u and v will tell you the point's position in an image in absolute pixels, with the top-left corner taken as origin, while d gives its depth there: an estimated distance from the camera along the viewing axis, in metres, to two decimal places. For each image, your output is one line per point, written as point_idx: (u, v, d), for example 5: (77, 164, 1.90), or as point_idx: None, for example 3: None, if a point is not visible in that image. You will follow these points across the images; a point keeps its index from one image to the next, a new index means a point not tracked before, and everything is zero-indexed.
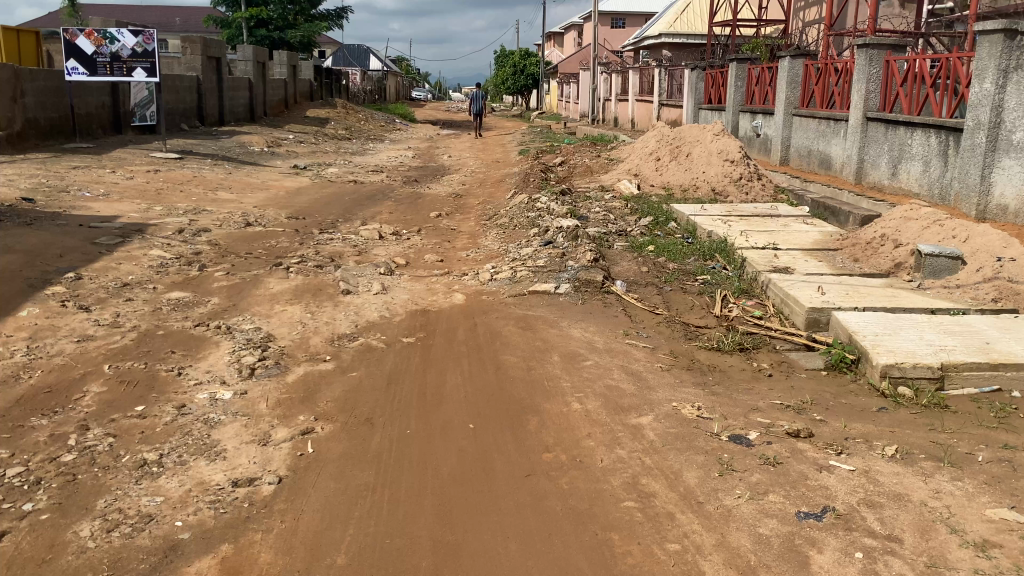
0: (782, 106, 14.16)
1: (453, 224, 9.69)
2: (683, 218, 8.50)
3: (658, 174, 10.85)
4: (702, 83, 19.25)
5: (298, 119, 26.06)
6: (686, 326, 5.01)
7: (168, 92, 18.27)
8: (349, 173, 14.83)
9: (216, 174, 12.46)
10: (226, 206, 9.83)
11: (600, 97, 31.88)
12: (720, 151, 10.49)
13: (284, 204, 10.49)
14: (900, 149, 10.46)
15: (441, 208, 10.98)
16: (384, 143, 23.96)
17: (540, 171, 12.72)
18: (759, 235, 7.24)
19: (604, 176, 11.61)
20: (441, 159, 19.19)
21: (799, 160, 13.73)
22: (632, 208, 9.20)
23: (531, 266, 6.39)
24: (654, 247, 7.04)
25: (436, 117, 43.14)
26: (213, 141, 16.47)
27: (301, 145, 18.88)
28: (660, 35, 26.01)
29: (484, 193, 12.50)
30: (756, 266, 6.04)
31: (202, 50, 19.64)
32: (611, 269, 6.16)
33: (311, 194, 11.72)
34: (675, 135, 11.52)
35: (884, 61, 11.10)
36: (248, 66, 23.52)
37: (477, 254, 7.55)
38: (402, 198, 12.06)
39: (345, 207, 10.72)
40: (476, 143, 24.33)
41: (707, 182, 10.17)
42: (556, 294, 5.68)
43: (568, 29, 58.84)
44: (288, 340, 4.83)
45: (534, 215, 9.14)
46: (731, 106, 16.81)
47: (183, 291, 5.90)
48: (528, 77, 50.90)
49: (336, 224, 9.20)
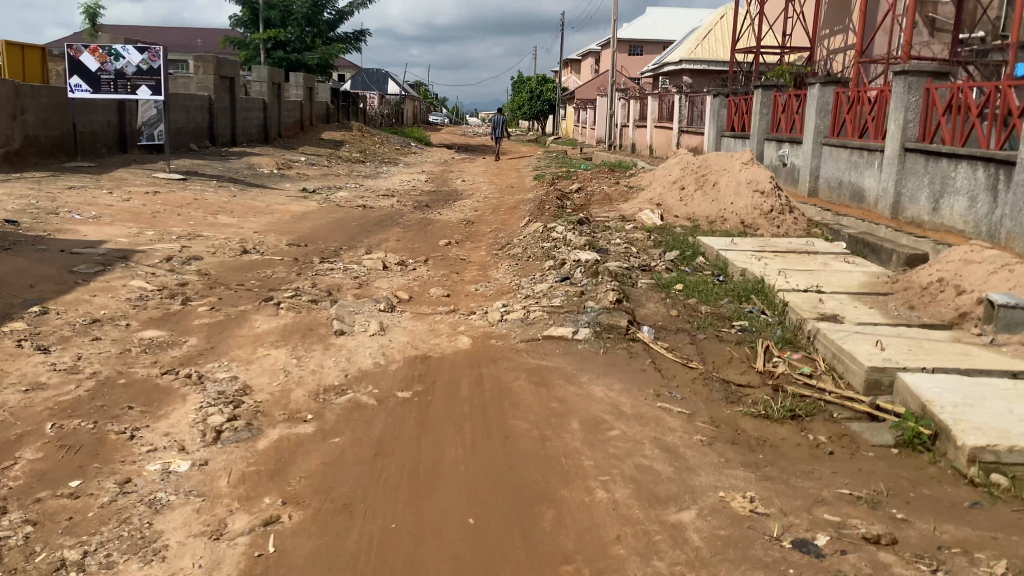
0: (810, 135, 13.51)
1: (463, 254, 9.08)
2: (713, 254, 7.84)
3: (683, 204, 10.20)
4: (725, 109, 18.65)
5: (313, 141, 25.69)
6: (726, 386, 4.33)
7: (178, 111, 17.88)
8: (359, 197, 14.29)
9: (219, 196, 11.95)
10: (224, 231, 9.28)
11: (618, 123, 31.36)
12: (750, 181, 9.86)
13: (287, 229, 9.93)
14: (942, 183, 9.78)
15: (451, 236, 10.39)
16: (397, 167, 23.52)
17: (557, 199, 12.13)
18: (798, 275, 6.58)
19: (625, 204, 10.99)
20: (454, 184, 18.67)
21: (829, 191, 13.06)
22: (655, 241, 8.55)
23: (547, 305, 5.74)
24: (682, 286, 6.40)
25: (452, 141, 42.80)
26: (221, 162, 16.01)
27: (312, 168, 18.41)
28: (682, 61, 25.50)
29: (497, 220, 11.90)
30: (801, 312, 5.37)
31: (214, 69, 19.28)
32: (636, 312, 5.50)
33: (316, 219, 11.17)
34: (701, 163, 10.87)
35: (925, 88, 10.43)
36: (262, 86, 23.16)
37: (488, 289, 6.92)
38: (411, 224, 11.48)
39: (351, 233, 10.14)
40: (492, 168, 23.84)
41: (736, 214, 9.55)
42: (575, 340, 5.02)
43: (586, 54, 58.58)
44: (266, 393, 4.19)
45: (550, 246, 8.51)
46: (755, 135, 16.21)
47: (159, 329, 5.29)
48: (546, 102, 50.61)
49: (338, 253, 8.61)
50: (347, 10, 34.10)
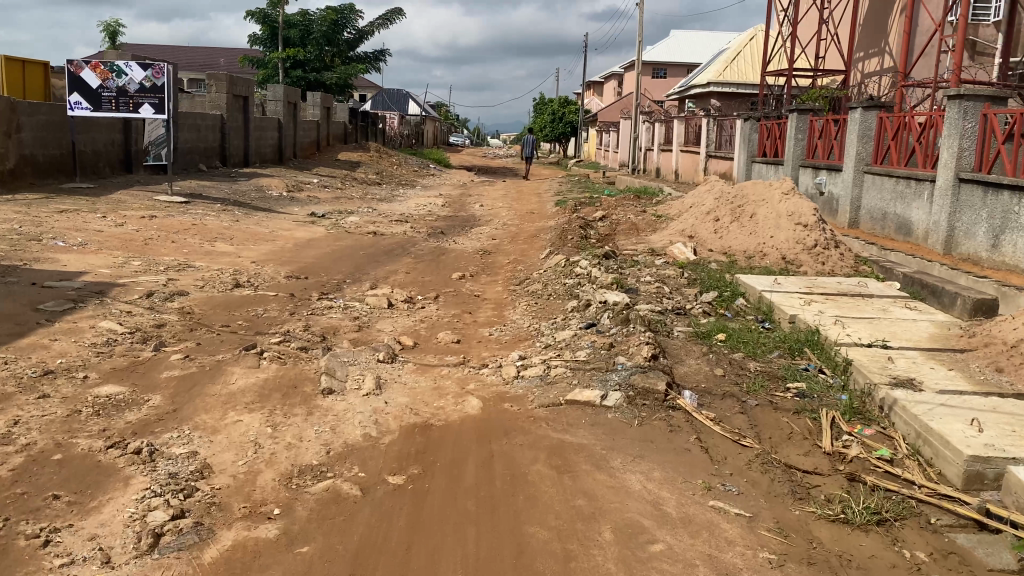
0: (851, 162, 12.74)
1: (477, 289, 8.36)
2: (755, 295, 7.06)
3: (717, 237, 9.42)
4: (756, 134, 17.90)
5: (329, 162, 25.16)
6: (791, 477, 3.54)
7: (188, 131, 17.36)
8: (371, 222, 13.62)
9: (221, 221, 11.31)
10: (219, 262, 8.61)
11: (641, 147, 30.61)
12: (790, 213, 9.09)
13: (288, 259, 9.25)
14: (1004, 217, 8.97)
15: (466, 268, 9.66)
16: (414, 190, 22.90)
17: (580, 229, 11.41)
18: (858, 324, 5.79)
19: (652, 235, 10.23)
20: (472, 208, 17.98)
21: (871, 223, 12.27)
22: (689, 279, 7.79)
23: (571, 360, 4.98)
24: (724, 337, 5.67)
25: (472, 163, 42.26)
26: (230, 184, 15.42)
27: (325, 190, 17.80)
28: (708, 85, 24.76)
29: (516, 250, 11.18)
30: (869, 375, 4.57)
31: (227, 88, 18.81)
32: (675, 370, 4.72)
33: (322, 248, 10.49)
34: (736, 192, 10.10)
35: (982, 114, 9.70)
36: (278, 106, 22.69)
37: (503, 333, 6.17)
38: (424, 253, 10.76)
39: (357, 264, 9.44)
40: (512, 192, 23.17)
41: (776, 249, 8.78)
42: (604, 408, 4.24)
43: (608, 78, 58.18)
44: (228, 477, 3.45)
45: (572, 283, 7.78)
46: (790, 161, 15.45)
47: (119, 384, 4.56)
48: (567, 125, 50.03)
49: (341, 287, 7.90)
50: (367, 31, 33.87)
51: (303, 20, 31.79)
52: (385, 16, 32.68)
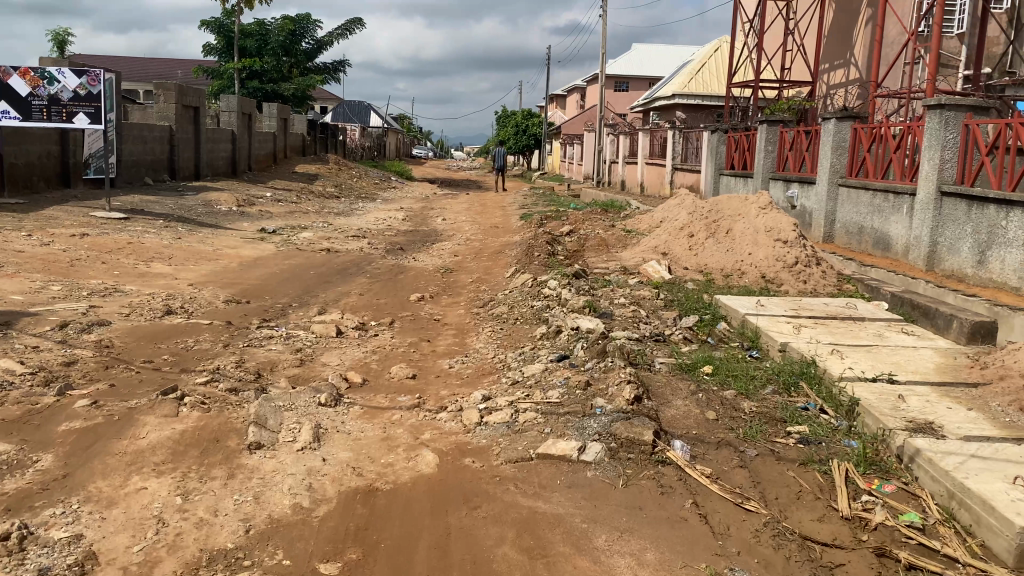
0: (825, 174, 12.32)
1: (436, 313, 7.70)
2: (739, 320, 6.50)
3: (691, 254, 8.87)
4: (723, 146, 17.49)
5: (285, 175, 24.31)
6: (810, 556, 2.95)
7: (133, 143, 16.48)
8: (325, 238, 12.89)
9: (160, 239, 10.52)
10: (152, 285, 7.85)
11: (605, 159, 30.20)
12: (768, 229, 8.58)
13: (230, 281, 8.50)
14: (990, 233, 8.54)
15: (425, 288, 9.00)
16: (374, 203, 22.17)
17: (546, 245, 10.82)
18: (858, 354, 5.23)
19: (623, 253, 9.66)
20: (433, 223, 17.30)
21: (846, 237, 11.85)
22: (665, 301, 7.21)
23: (541, 401, 4.34)
24: (712, 369, 5.07)
25: (435, 175, 41.53)
26: (175, 199, 14.56)
27: (279, 204, 17.00)
28: (673, 96, 24.38)
29: (478, 268, 10.54)
30: (883, 419, 4.00)
31: (177, 98, 17.90)
32: (661, 413, 4.11)
33: (270, 267, 9.75)
34: (710, 206, 9.58)
35: (964, 124, 9.31)
36: (232, 117, 21.81)
37: (464, 366, 5.52)
38: (380, 272, 10.07)
39: (305, 285, 8.72)
40: (475, 205, 22.54)
41: (754, 267, 8.26)
42: (582, 463, 3.60)
43: (571, 90, 57.93)
44: (117, 571, 2.76)
45: (540, 306, 7.16)
46: (759, 174, 15.05)
47: (3, 440, 3.81)
48: (531, 137, 49.59)
49: (286, 314, 7.19)
50: (326, 41, 33.12)
51: (259, 29, 31.00)
52: (344, 26, 32.01)
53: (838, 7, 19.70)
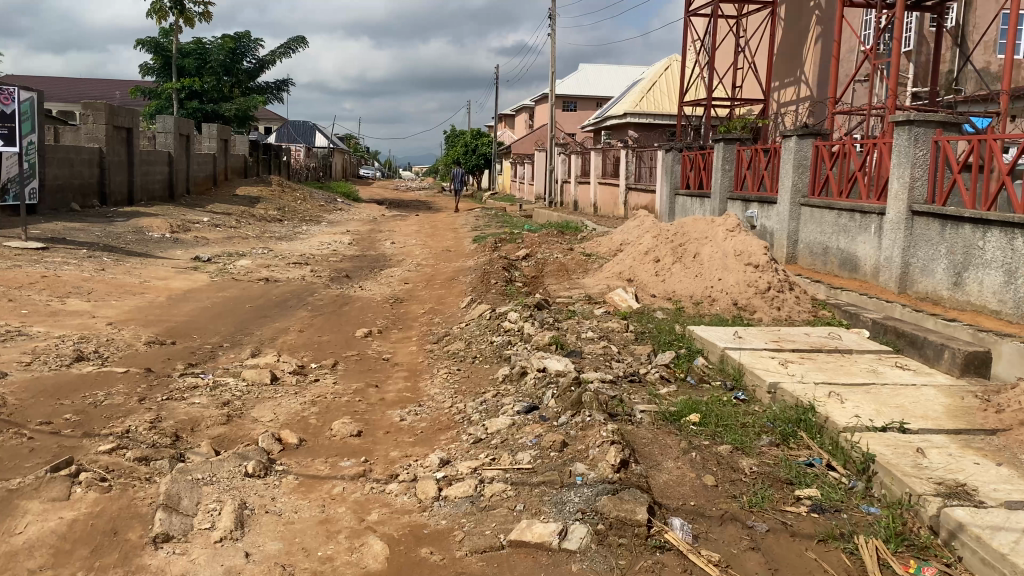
0: (787, 193, 11.94)
1: (385, 351, 7.01)
2: (717, 354, 5.94)
3: (658, 280, 8.32)
4: (678, 165, 17.13)
5: (226, 198, 23.31)
6: None
7: (57, 166, 15.43)
8: (266, 266, 12.08)
9: (81, 270, 9.64)
10: (64, 326, 7.01)
11: (557, 178, 29.77)
12: (737, 253, 8.09)
13: (156, 318, 7.69)
14: (966, 253, 8.17)
15: (373, 321, 8.30)
16: (319, 226, 21.33)
17: (502, 272, 10.20)
18: (857, 396, 4.69)
19: (585, 279, 9.10)
20: (382, 247, 16.56)
21: (810, 258, 11.47)
22: (635, 334, 6.63)
23: (510, 467, 3.70)
24: (701, 419, 4.47)
25: (384, 196, 40.74)
26: (102, 226, 13.60)
27: (217, 230, 16.10)
28: (625, 115, 23.97)
29: (430, 297, 9.87)
30: (908, 481, 3.43)
31: (106, 119, 16.84)
32: (651, 481, 3.49)
33: (202, 300, 8.95)
34: (675, 228, 9.08)
35: (933, 141, 8.98)
36: (168, 138, 20.76)
37: (417, 419, 4.84)
38: (323, 303, 9.34)
39: (240, 321, 7.95)
40: (425, 227, 21.84)
41: (726, 293, 7.74)
42: (564, 554, 2.96)
43: (519, 110, 57.71)
44: None
45: (500, 342, 6.52)
46: (715, 193, 14.67)
47: None
48: (480, 157, 49.10)
49: (215, 358, 6.42)
50: (268, 60, 32.23)
51: (198, 48, 29.93)
52: (286, 45, 31.18)
53: (788, 24, 19.63)
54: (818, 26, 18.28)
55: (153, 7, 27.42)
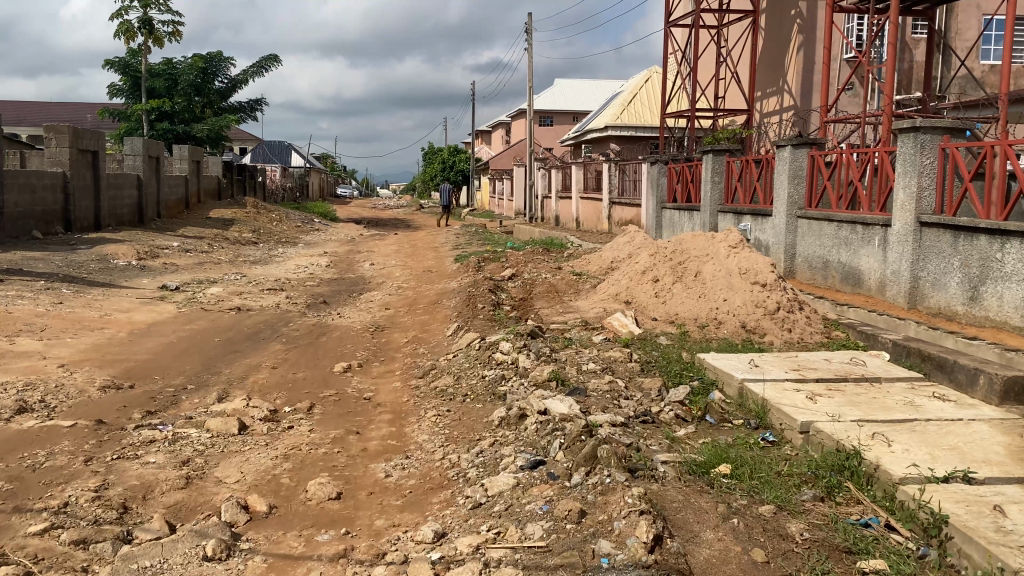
0: (783, 205, 11.46)
1: (365, 389, 6.39)
2: (734, 388, 5.38)
3: (659, 301, 7.75)
4: (664, 178, 16.64)
5: (198, 221, 22.58)
6: None
7: (18, 192, 14.69)
8: (237, 293, 11.41)
9: (36, 304, 8.93)
10: (9, 370, 6.32)
11: (537, 194, 29.28)
12: (743, 271, 7.56)
13: (113, 358, 7.01)
14: (981, 266, 7.68)
15: (352, 353, 7.67)
16: (295, 248, 20.66)
17: (488, 295, 9.60)
18: (903, 436, 4.14)
19: (578, 302, 8.53)
20: (361, 269, 15.93)
21: (810, 273, 10.98)
22: (640, 364, 6.07)
23: (520, 545, 3.11)
24: (731, 471, 3.90)
25: (361, 215, 40.07)
26: (64, 255, 12.86)
27: (187, 255, 15.39)
28: (607, 128, 23.52)
29: (413, 324, 9.25)
30: (999, 553, 2.86)
31: (71, 142, 16.14)
32: (690, 560, 2.92)
33: (166, 335, 8.27)
34: (674, 244, 8.52)
35: (941, 148, 8.51)
36: (137, 161, 20.03)
37: (405, 477, 4.23)
38: (299, 334, 8.69)
39: (207, 358, 7.29)
40: (405, 247, 21.22)
41: (732, 315, 7.20)
42: None
43: (496, 125, 57.33)
44: None
45: (493, 377, 5.91)
46: (705, 206, 14.18)
47: None
48: (458, 174, 48.59)
49: (177, 404, 5.75)
50: (240, 79, 31.54)
51: (168, 69, 29.41)
52: (259, 64, 30.54)
53: (769, 34, 19.33)
54: (800, 35, 17.97)
55: (121, 27, 26.68)
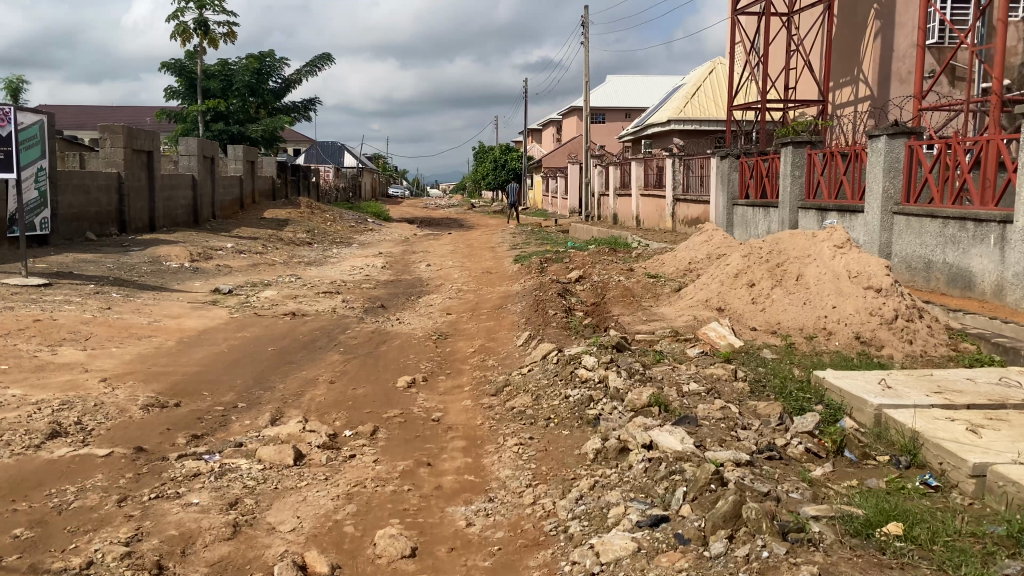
0: (876, 201, 10.45)
1: (432, 408, 5.69)
2: (869, 415, 4.55)
3: (758, 308, 6.93)
4: (737, 173, 15.70)
5: (253, 222, 22.29)
6: None
7: (72, 193, 14.41)
8: (292, 297, 10.86)
9: (82, 310, 8.45)
10: (47, 385, 5.77)
11: (594, 191, 28.39)
12: (854, 274, 6.68)
13: (160, 372, 6.44)
14: None
15: (415, 366, 6.99)
16: (349, 249, 20.17)
17: (558, 300, 8.84)
18: None
19: (661, 310, 7.72)
20: (416, 270, 15.32)
21: (908, 274, 9.97)
22: (749, 384, 5.26)
23: None
24: (906, 532, 3.07)
25: (413, 214, 39.54)
26: (116, 257, 12.48)
27: (241, 257, 14.96)
28: (669, 121, 22.55)
29: (479, 332, 8.53)
30: None
31: (125, 141, 15.85)
32: None
33: (216, 343, 7.70)
34: (769, 243, 7.65)
35: None
36: (191, 161, 19.75)
37: (492, 528, 3.53)
38: (357, 342, 8.05)
39: (259, 371, 6.68)
40: (460, 246, 20.56)
41: (844, 325, 6.33)
42: None
43: (547, 123, 56.47)
44: None
45: (579, 398, 5.16)
46: (784, 202, 13.19)
47: None
48: (509, 172, 47.76)
49: (226, 427, 5.13)
50: (294, 79, 31.29)
51: (223, 70, 29.10)
52: (312, 63, 30.24)
53: (845, 20, 18.20)
54: (878, 20, 16.83)
55: (177, 28, 26.59)
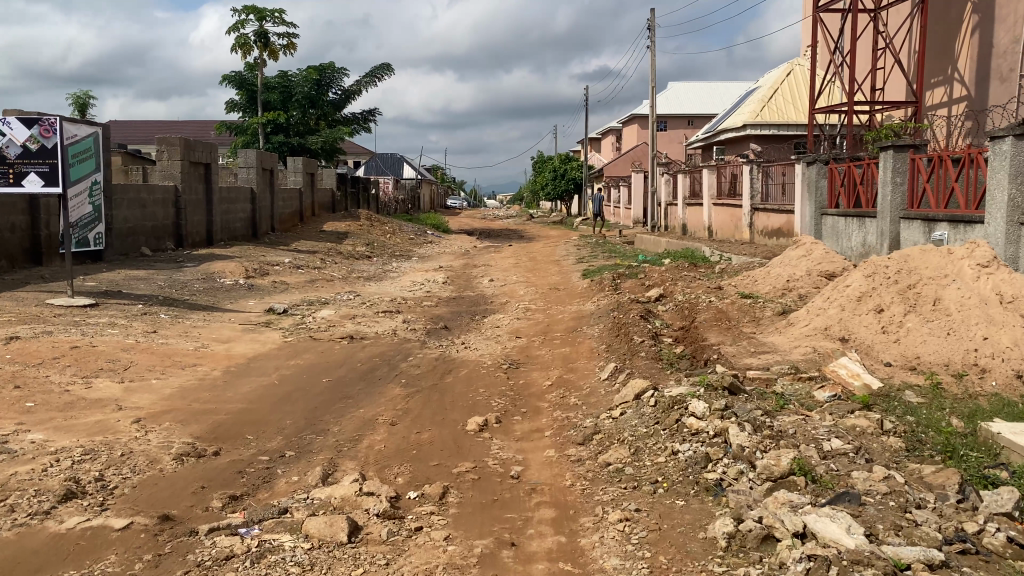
0: (1000, 209, 8.74)
1: (510, 460, 4.80)
2: None
3: (888, 339, 5.91)
4: (825, 180, 14.57)
5: (312, 235, 21.84)
6: None
7: (129, 207, 14.02)
8: (350, 317, 10.12)
9: (127, 334, 7.83)
10: (74, 428, 5.06)
11: (661, 201, 27.24)
12: (1009, 299, 5.59)
13: (202, 410, 5.69)
14: None
15: (488, 403, 6.11)
16: (409, 263, 19.44)
17: (642, 324, 7.88)
18: None
19: (769, 340, 6.71)
20: (479, 286, 14.46)
21: None
22: (903, 441, 4.26)
23: None
24: None
25: (472, 226, 38.74)
26: (170, 273, 11.95)
27: (298, 272, 14.34)
28: (744, 127, 21.38)
29: (555, 360, 7.63)
30: None
31: (182, 154, 15.44)
32: None
33: (267, 373, 6.97)
34: (894, 261, 6.59)
35: None
36: (250, 173, 19.32)
37: None
38: (421, 372, 7.23)
39: (312, 409, 5.90)
40: (524, 260, 19.66)
41: (1000, 360, 5.26)
42: None
43: (608, 132, 55.23)
44: None
45: (692, 457, 4.22)
46: (883, 212, 11.99)
47: None
48: (570, 182, 46.61)
49: (271, 486, 4.32)
50: (354, 90, 30.92)
51: (283, 82, 28.88)
52: (371, 74, 29.83)
53: (938, 14, 16.87)
54: (975, 14, 15.49)
55: (238, 40, 26.44)
